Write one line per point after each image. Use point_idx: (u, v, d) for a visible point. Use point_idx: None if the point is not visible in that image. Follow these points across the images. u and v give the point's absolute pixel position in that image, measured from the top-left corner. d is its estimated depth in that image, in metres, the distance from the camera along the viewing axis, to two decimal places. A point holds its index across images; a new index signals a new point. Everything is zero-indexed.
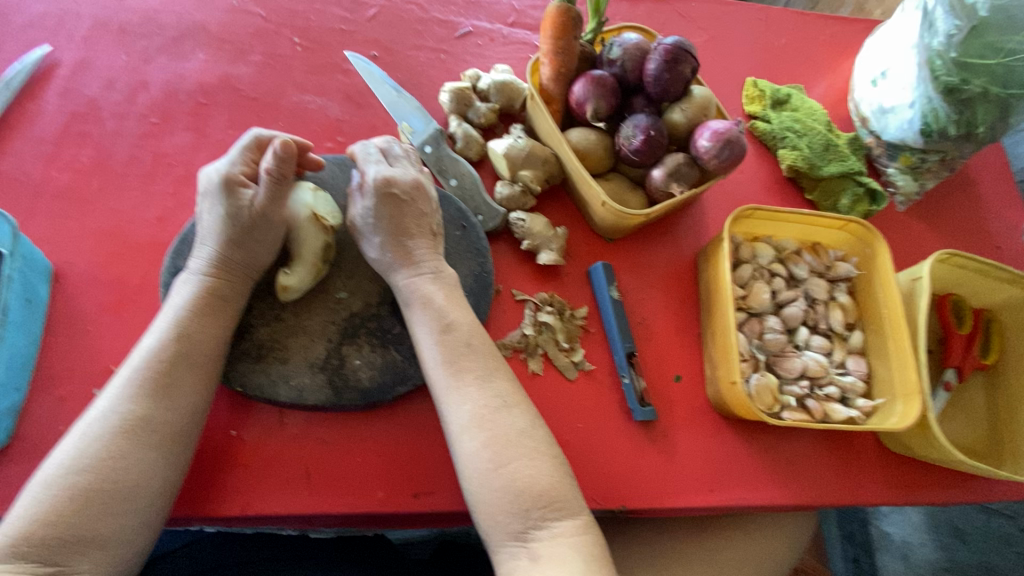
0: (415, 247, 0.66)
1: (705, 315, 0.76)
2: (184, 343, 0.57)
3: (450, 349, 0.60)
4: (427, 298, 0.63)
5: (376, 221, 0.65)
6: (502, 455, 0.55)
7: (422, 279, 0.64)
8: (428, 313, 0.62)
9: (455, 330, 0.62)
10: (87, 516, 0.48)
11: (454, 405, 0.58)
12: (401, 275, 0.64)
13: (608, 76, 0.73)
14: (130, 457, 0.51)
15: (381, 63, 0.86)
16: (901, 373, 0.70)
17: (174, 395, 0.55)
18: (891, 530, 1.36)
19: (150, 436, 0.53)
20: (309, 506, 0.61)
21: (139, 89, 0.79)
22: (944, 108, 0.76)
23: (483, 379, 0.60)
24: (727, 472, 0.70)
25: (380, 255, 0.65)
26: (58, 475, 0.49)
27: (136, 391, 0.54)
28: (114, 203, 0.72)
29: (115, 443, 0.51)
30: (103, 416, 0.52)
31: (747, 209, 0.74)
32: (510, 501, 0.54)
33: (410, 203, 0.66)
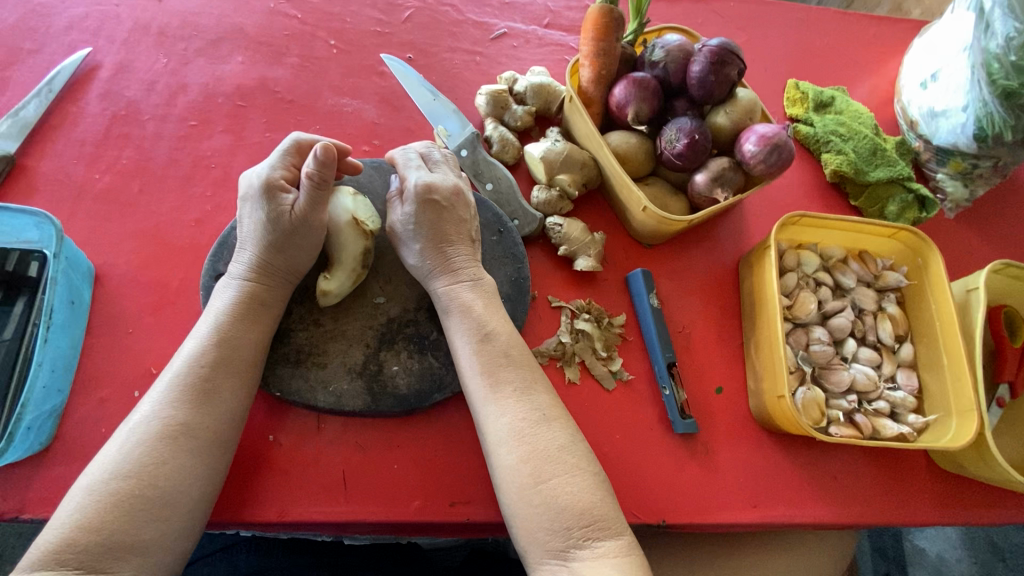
0: (455, 254, 0.65)
1: (747, 325, 0.74)
2: (226, 345, 0.57)
3: (488, 359, 0.59)
4: (465, 306, 0.62)
5: (415, 227, 0.64)
6: (542, 470, 0.54)
7: (462, 287, 0.63)
8: (466, 322, 0.61)
9: (493, 339, 0.61)
10: (129, 521, 0.47)
11: (492, 416, 0.57)
12: (440, 281, 0.64)
13: (651, 78, 0.71)
14: (172, 462, 0.51)
15: (416, 65, 0.85)
16: (956, 389, 0.67)
17: (216, 400, 0.55)
18: (925, 544, 1.31)
19: (191, 443, 0.52)
20: (346, 514, 0.61)
21: (178, 91, 0.79)
22: (1001, 113, 0.72)
23: (522, 391, 0.58)
24: (771, 488, 0.68)
25: (419, 261, 0.64)
26: (102, 480, 0.49)
27: (179, 395, 0.54)
28: (154, 205, 0.72)
29: (158, 449, 0.51)
30: (146, 420, 0.52)
31: (793, 216, 0.72)
32: (549, 518, 0.52)
33: (450, 210, 0.65)
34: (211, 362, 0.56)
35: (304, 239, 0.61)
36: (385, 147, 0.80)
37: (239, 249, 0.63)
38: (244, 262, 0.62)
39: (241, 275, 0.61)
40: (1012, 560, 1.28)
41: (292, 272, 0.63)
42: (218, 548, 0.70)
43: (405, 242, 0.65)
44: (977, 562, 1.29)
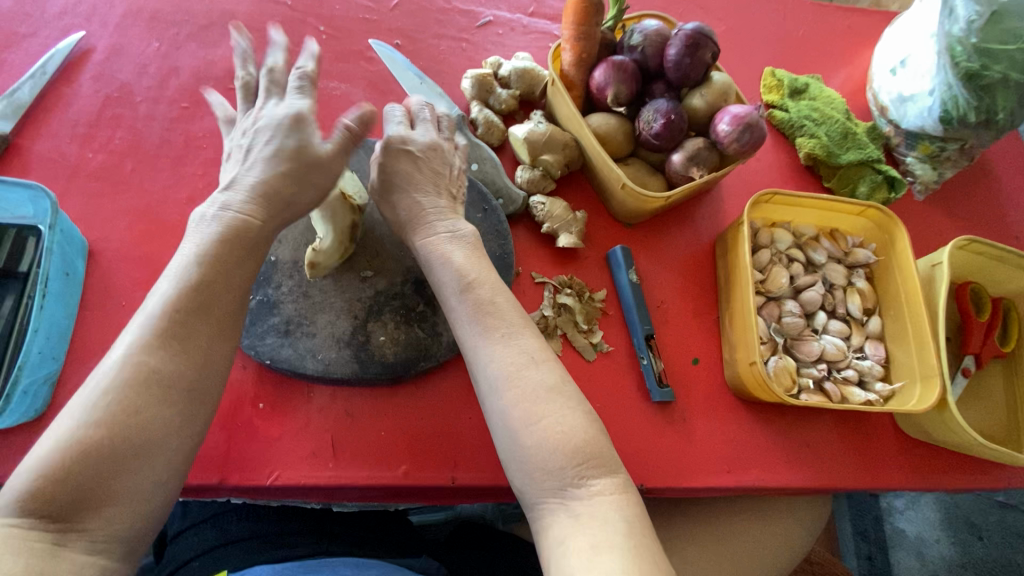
0: (434, 203, 0.66)
1: (723, 300, 0.77)
2: (201, 286, 0.51)
3: (474, 305, 0.59)
4: (448, 258, 0.62)
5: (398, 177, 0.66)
6: (532, 410, 0.52)
7: (444, 235, 0.64)
8: (449, 271, 0.61)
9: (477, 285, 0.60)
10: (109, 478, 0.42)
11: (482, 362, 0.56)
12: (420, 231, 0.65)
13: (629, 61, 0.74)
14: (153, 414, 0.45)
15: (404, 51, 0.87)
16: (920, 357, 0.70)
17: (197, 346, 0.49)
18: (906, 527, 1.32)
19: (174, 393, 0.47)
20: (334, 478, 0.63)
21: (170, 74, 0.81)
22: (964, 95, 0.76)
23: (508, 336, 0.57)
24: (744, 453, 0.71)
25: (400, 211, 0.66)
26: (75, 432, 0.42)
27: (154, 343, 0.47)
28: (147, 183, 0.74)
29: (133, 400, 0.45)
30: (119, 366, 0.46)
31: (766, 194, 0.75)
32: (543, 458, 0.50)
33: (432, 160, 0.68)
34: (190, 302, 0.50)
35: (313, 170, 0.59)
36: (374, 129, 0.82)
37: (236, 180, 0.58)
38: (244, 194, 0.56)
39: (242, 205, 0.56)
40: (990, 538, 1.30)
41: (293, 206, 0.59)
42: (208, 516, 0.71)
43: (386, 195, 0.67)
44: (957, 542, 1.31)
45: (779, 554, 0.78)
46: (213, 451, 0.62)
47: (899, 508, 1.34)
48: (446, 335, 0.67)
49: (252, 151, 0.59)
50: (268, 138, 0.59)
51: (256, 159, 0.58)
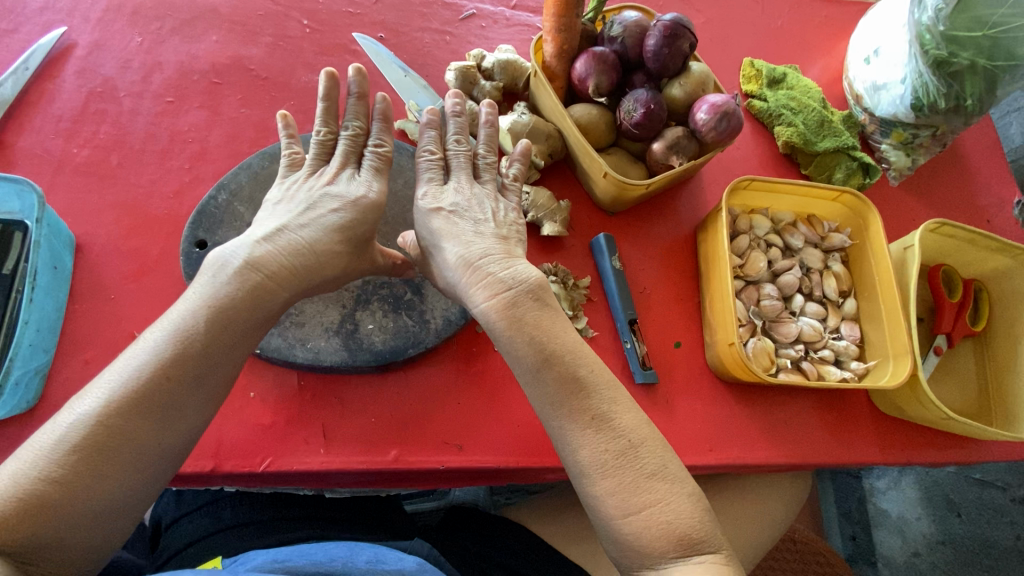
0: (488, 253, 0.59)
1: (703, 285, 0.79)
2: (221, 311, 0.50)
3: (559, 386, 0.53)
4: (519, 327, 0.54)
5: (442, 228, 0.61)
6: (631, 501, 0.49)
7: (492, 281, 0.57)
8: (521, 340, 0.54)
9: (559, 358, 0.53)
10: (98, 487, 0.44)
11: (571, 448, 0.52)
12: (479, 291, 0.57)
13: (609, 52, 0.75)
14: (145, 436, 0.46)
15: (388, 44, 0.88)
16: (892, 336, 0.73)
17: (201, 371, 0.49)
18: (888, 507, 1.35)
19: (171, 417, 0.47)
20: (326, 464, 0.64)
21: (154, 69, 0.81)
22: (934, 82, 0.78)
23: (596, 418, 0.52)
24: (726, 432, 0.73)
25: (452, 266, 0.59)
26: (78, 431, 0.44)
27: (164, 361, 0.47)
28: (133, 177, 0.75)
29: (129, 420, 0.45)
30: (133, 373, 0.47)
31: (744, 180, 0.76)
32: (646, 547, 0.48)
33: (472, 207, 0.63)
34: (214, 327, 0.50)
35: (342, 248, 0.59)
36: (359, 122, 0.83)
37: (277, 234, 0.56)
38: (273, 248, 0.54)
39: (258, 263, 0.53)
40: (968, 514, 1.31)
41: (319, 274, 0.57)
42: (202, 503, 0.72)
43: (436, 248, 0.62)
44: (936, 518, 1.32)
45: (759, 529, 0.81)
46: (205, 440, 0.63)
47: (881, 488, 1.37)
48: (434, 323, 0.69)
49: (304, 215, 0.58)
50: (317, 210, 0.59)
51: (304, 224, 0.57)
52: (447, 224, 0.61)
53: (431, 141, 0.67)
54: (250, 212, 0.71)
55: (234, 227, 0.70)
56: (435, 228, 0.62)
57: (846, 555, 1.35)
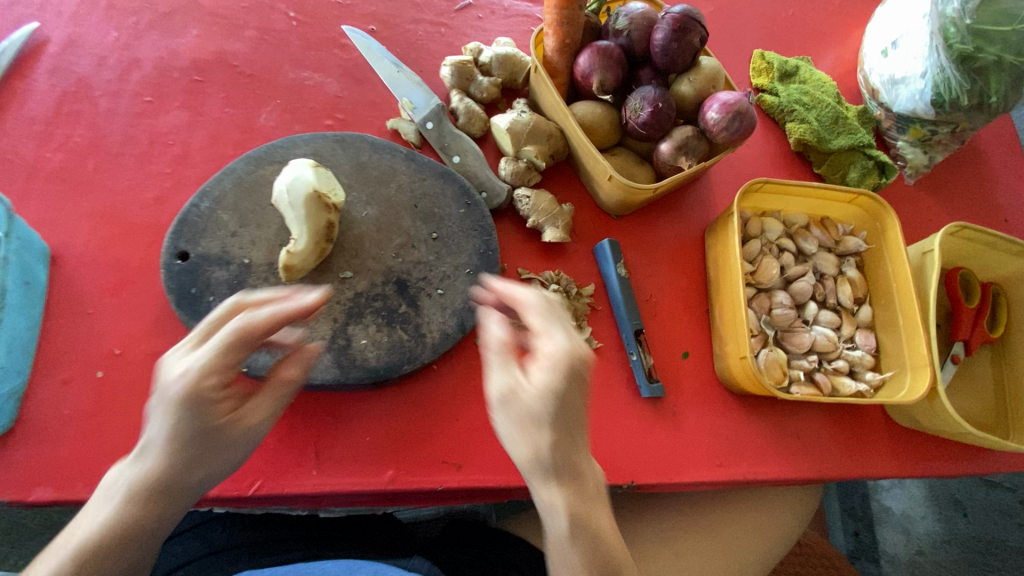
0: (575, 457, 0.46)
1: (712, 292, 0.75)
2: (189, 430, 0.44)
3: (573, 515, 0.46)
4: (579, 527, 0.46)
5: (543, 408, 0.44)
6: None
7: (505, 405, 0.46)
8: (582, 548, 0.46)
9: (574, 494, 0.46)
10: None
11: (559, 567, 0.46)
12: (557, 488, 0.46)
13: (614, 47, 0.71)
14: (139, 547, 0.46)
15: (379, 37, 0.83)
16: (910, 346, 0.70)
17: (181, 489, 0.46)
18: (891, 505, 1.33)
19: (160, 524, 0.47)
20: (319, 485, 0.61)
21: (131, 66, 0.77)
22: (957, 78, 0.74)
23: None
24: (735, 447, 0.70)
25: (534, 455, 0.45)
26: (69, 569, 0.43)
27: (142, 491, 0.45)
28: (111, 183, 0.71)
29: (122, 540, 0.45)
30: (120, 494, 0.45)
31: (757, 183, 0.73)
32: None
33: (577, 397, 0.45)
34: (182, 458, 0.45)
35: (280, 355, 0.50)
36: (349, 121, 0.79)
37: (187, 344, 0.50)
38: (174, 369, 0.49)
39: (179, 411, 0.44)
40: (975, 514, 1.27)
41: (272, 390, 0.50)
42: (191, 525, 0.70)
43: (515, 434, 0.45)
44: (940, 518, 1.30)
45: (768, 542, 0.79)
46: None
47: (884, 485, 1.35)
48: (431, 337, 0.66)
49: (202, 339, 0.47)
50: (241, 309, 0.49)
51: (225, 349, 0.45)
52: (544, 403, 0.44)
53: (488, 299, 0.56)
54: (234, 221, 0.67)
55: (218, 237, 0.66)
56: (529, 407, 0.44)
57: (848, 551, 1.36)
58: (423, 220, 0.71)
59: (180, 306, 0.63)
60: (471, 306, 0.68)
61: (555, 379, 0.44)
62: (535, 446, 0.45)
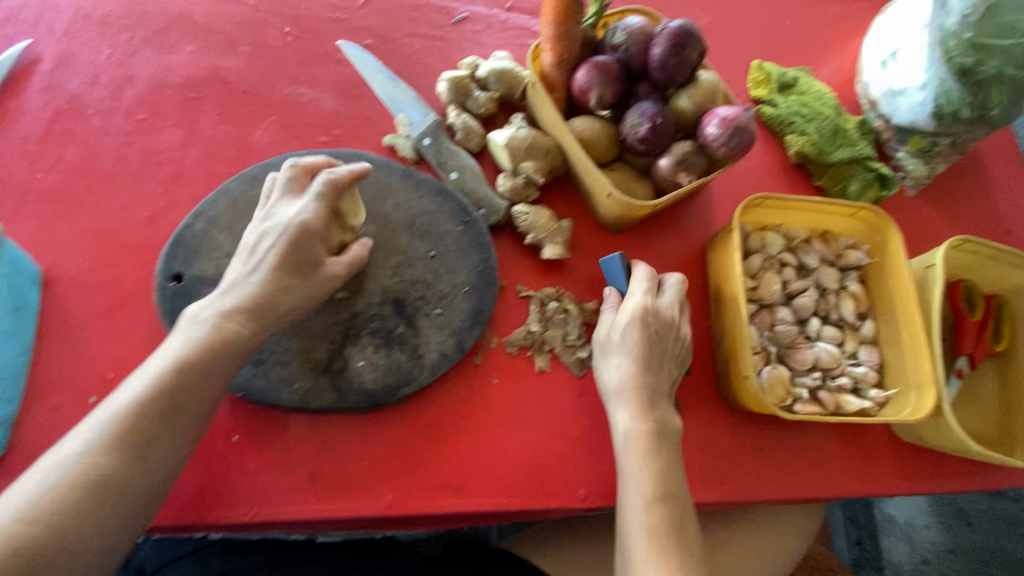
0: (653, 389, 0.64)
1: (714, 308, 0.75)
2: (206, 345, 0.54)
3: (649, 435, 0.62)
4: (644, 441, 0.61)
5: (627, 338, 0.65)
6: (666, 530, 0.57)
7: (613, 352, 0.66)
8: (642, 459, 0.60)
9: (654, 425, 0.62)
10: (93, 511, 0.47)
11: (630, 464, 0.61)
12: (630, 407, 0.63)
13: (612, 61, 0.70)
14: (137, 458, 0.50)
15: (375, 52, 0.83)
16: (914, 362, 0.69)
17: (180, 407, 0.52)
18: (895, 512, 1.31)
19: (158, 444, 0.51)
20: (316, 511, 0.61)
21: (125, 84, 0.76)
22: (958, 90, 0.73)
23: (676, 527, 0.58)
24: (738, 466, 0.69)
25: (621, 375, 0.64)
26: (70, 464, 0.47)
27: (147, 400, 0.51)
28: (104, 204, 0.70)
29: (117, 451, 0.49)
30: (121, 409, 0.50)
31: (758, 197, 0.72)
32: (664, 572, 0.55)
33: (654, 336, 0.65)
34: (195, 359, 0.53)
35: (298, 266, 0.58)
36: (345, 137, 0.78)
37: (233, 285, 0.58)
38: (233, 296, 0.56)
39: (228, 305, 0.56)
40: (979, 524, 1.26)
41: (268, 311, 0.57)
42: (184, 552, 0.69)
43: (604, 357, 0.67)
44: (945, 527, 1.28)
45: (772, 560, 0.78)
46: (185, 491, 0.59)
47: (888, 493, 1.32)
48: (429, 358, 0.65)
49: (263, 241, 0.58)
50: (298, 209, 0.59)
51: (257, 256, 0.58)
52: (627, 333, 0.65)
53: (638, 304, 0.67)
54: (228, 242, 0.66)
55: (212, 258, 0.65)
56: (619, 334, 0.66)
57: (852, 559, 1.31)
58: (421, 238, 0.70)
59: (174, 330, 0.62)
60: (470, 325, 0.68)
61: (634, 318, 0.66)
62: (619, 367, 0.65)
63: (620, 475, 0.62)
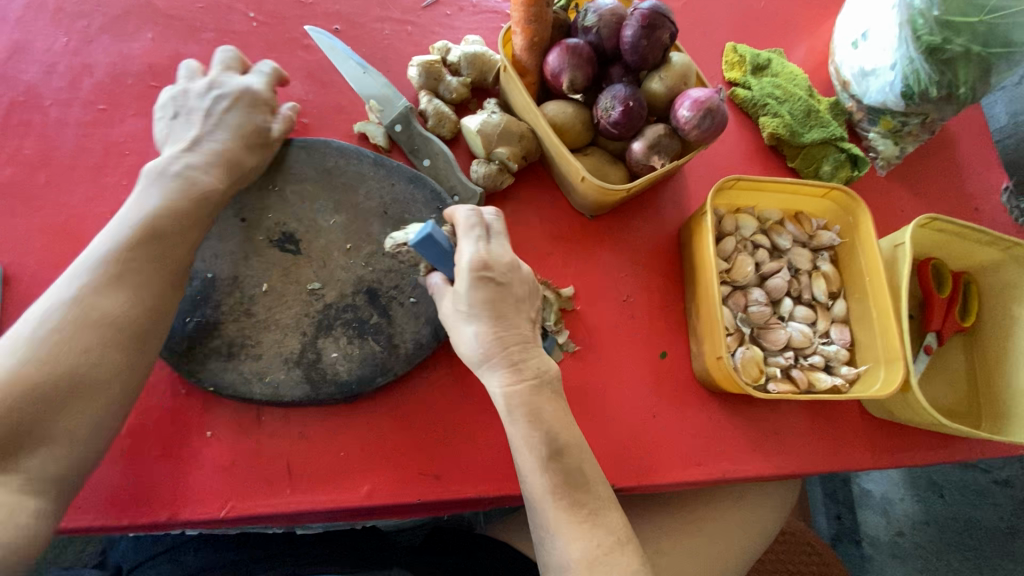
0: (509, 339, 0.57)
1: (689, 290, 0.75)
2: (178, 202, 0.58)
3: (525, 400, 0.57)
4: (519, 405, 0.56)
5: (472, 305, 0.57)
6: (571, 501, 0.56)
7: (462, 321, 0.58)
8: (525, 432, 0.56)
9: (531, 386, 0.57)
10: (82, 360, 0.50)
11: (517, 444, 0.57)
12: (496, 374, 0.57)
13: (584, 44, 0.69)
14: (126, 309, 0.54)
15: (344, 37, 0.81)
16: (883, 339, 0.71)
17: (113, 295, 0.53)
18: (870, 488, 1.34)
19: (133, 299, 0.54)
20: (293, 504, 0.60)
21: (82, 73, 0.73)
22: (926, 69, 0.74)
23: (569, 484, 0.56)
24: (714, 445, 0.71)
25: (478, 341, 0.57)
26: (50, 329, 0.50)
27: (110, 260, 0.54)
28: (65, 197, 0.68)
29: (52, 341, 0.50)
30: (85, 274, 0.54)
31: (731, 179, 0.72)
32: (583, 560, 0.54)
33: (493, 290, 0.57)
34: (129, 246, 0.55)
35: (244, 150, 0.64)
36: (314, 125, 0.76)
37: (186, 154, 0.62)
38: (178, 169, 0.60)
39: (189, 161, 0.61)
40: (951, 495, 1.26)
41: (233, 166, 0.63)
42: (162, 550, 0.68)
43: (458, 336, 0.59)
44: (919, 499, 1.29)
45: (748, 536, 0.80)
46: (160, 486, 0.59)
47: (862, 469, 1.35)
48: (404, 348, 0.65)
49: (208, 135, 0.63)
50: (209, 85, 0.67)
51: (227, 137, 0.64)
52: (470, 305, 0.57)
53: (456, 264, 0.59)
54: None
55: None
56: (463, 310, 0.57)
57: (831, 535, 1.39)
58: (393, 227, 0.69)
59: None
60: None
61: (471, 284, 0.56)
62: (469, 347, 0.58)
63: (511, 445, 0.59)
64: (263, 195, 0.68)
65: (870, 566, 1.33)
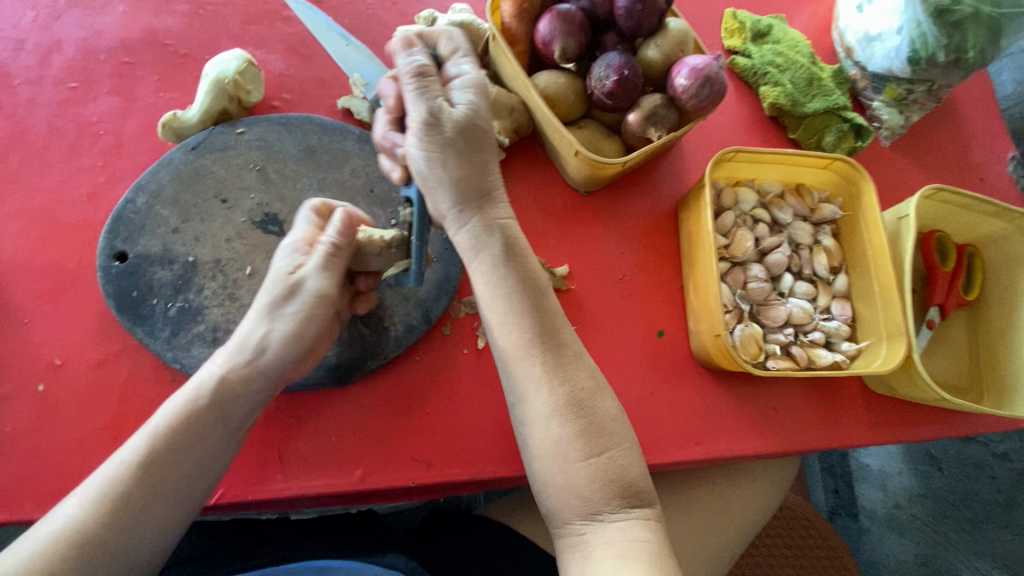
0: (482, 181, 0.56)
1: (686, 268, 0.73)
2: (225, 393, 0.53)
3: (501, 251, 0.56)
4: (493, 244, 0.56)
5: (447, 137, 0.53)
6: (551, 357, 0.54)
7: (438, 149, 0.54)
8: (510, 271, 0.55)
9: (506, 241, 0.56)
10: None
11: (492, 296, 0.55)
12: (465, 219, 0.56)
13: (576, 10, 0.66)
14: (146, 509, 0.48)
15: (324, 8, 0.77)
16: (886, 314, 0.69)
17: (174, 474, 0.50)
18: (869, 461, 1.32)
19: (153, 500, 0.48)
20: (285, 490, 0.60)
21: (52, 49, 0.70)
22: (934, 32, 0.71)
23: (549, 326, 0.55)
24: (712, 424, 0.69)
25: (447, 179, 0.55)
26: (65, 528, 0.45)
27: (138, 467, 0.48)
28: (38, 180, 0.65)
29: (106, 518, 0.46)
30: (124, 460, 0.49)
31: (730, 151, 0.70)
32: (575, 443, 0.51)
33: (487, 121, 0.56)
34: (183, 433, 0.51)
35: (321, 326, 0.57)
36: (296, 101, 0.73)
37: (247, 346, 0.55)
38: (234, 362, 0.54)
39: (229, 356, 0.55)
40: (950, 469, 1.26)
41: (275, 359, 0.55)
42: None
43: (435, 141, 0.53)
44: (917, 473, 1.28)
45: (746, 512, 0.80)
46: None
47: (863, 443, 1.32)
48: (394, 330, 0.64)
49: (282, 306, 0.56)
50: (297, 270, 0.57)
51: (274, 312, 0.56)
52: (468, 118, 0.54)
53: (425, 89, 0.53)
54: (174, 216, 0.63)
55: (158, 234, 0.62)
56: (457, 123, 0.53)
57: (828, 508, 1.34)
58: (380, 205, 0.68)
59: (121, 311, 0.60)
60: (436, 295, 0.66)
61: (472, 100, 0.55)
62: (446, 162, 0.54)
63: (479, 294, 0.57)
64: (244, 174, 0.65)
65: (867, 539, 1.31)
